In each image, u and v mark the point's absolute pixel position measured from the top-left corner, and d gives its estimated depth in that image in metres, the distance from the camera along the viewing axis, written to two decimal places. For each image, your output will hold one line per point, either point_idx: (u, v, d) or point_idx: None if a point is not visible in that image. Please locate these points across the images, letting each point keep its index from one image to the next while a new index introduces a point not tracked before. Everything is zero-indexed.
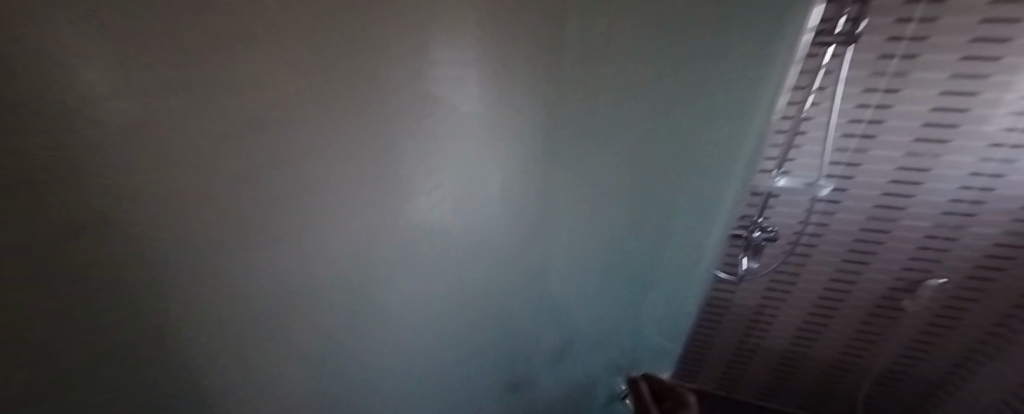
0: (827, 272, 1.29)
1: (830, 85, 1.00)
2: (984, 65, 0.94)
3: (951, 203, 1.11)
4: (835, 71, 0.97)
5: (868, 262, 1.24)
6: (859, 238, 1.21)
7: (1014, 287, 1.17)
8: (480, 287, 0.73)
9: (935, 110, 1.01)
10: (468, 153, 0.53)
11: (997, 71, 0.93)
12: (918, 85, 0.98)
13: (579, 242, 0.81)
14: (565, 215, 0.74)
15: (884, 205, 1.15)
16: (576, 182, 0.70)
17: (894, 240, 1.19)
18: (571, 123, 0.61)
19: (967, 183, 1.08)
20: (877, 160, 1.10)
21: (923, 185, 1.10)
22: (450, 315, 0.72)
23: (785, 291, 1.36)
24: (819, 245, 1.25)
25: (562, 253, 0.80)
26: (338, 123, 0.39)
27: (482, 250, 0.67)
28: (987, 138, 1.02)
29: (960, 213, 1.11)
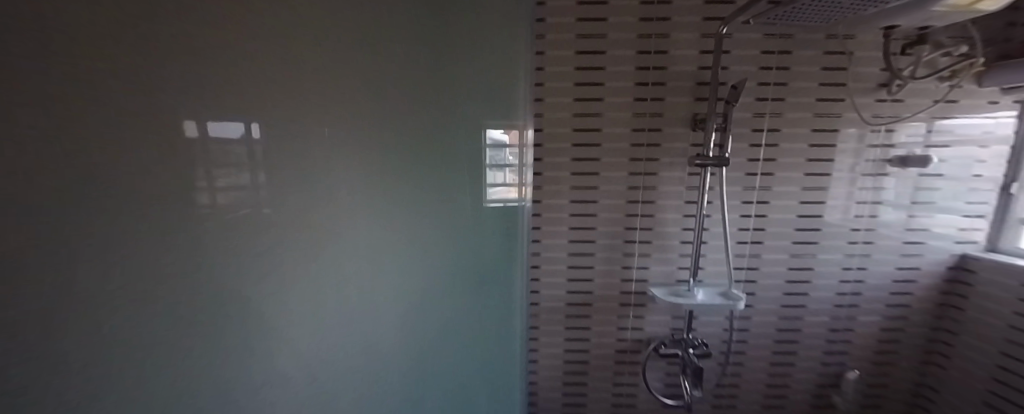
0: (762, 376, 1.23)
1: (716, 198, 1.11)
2: (819, 179, 1.11)
3: (839, 294, 1.19)
4: (715, 185, 1.10)
5: (794, 360, 1.22)
6: (778, 339, 1.20)
7: (903, 365, 1.27)
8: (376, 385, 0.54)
9: (800, 216, 1.12)
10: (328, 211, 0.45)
11: (830, 183, 1.11)
12: (783, 196, 1.11)
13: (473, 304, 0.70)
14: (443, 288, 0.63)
15: (789, 303, 1.18)
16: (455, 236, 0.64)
17: (807, 337, 1.21)
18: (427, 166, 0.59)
19: (843, 277, 1.17)
20: (771, 264, 1.15)
21: (812, 282, 1.17)
22: None
23: (729, 403, 1.25)
24: (747, 351, 1.21)
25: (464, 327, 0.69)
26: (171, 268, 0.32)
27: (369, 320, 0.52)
28: (843, 236, 1.15)
29: (847, 304, 1.20)
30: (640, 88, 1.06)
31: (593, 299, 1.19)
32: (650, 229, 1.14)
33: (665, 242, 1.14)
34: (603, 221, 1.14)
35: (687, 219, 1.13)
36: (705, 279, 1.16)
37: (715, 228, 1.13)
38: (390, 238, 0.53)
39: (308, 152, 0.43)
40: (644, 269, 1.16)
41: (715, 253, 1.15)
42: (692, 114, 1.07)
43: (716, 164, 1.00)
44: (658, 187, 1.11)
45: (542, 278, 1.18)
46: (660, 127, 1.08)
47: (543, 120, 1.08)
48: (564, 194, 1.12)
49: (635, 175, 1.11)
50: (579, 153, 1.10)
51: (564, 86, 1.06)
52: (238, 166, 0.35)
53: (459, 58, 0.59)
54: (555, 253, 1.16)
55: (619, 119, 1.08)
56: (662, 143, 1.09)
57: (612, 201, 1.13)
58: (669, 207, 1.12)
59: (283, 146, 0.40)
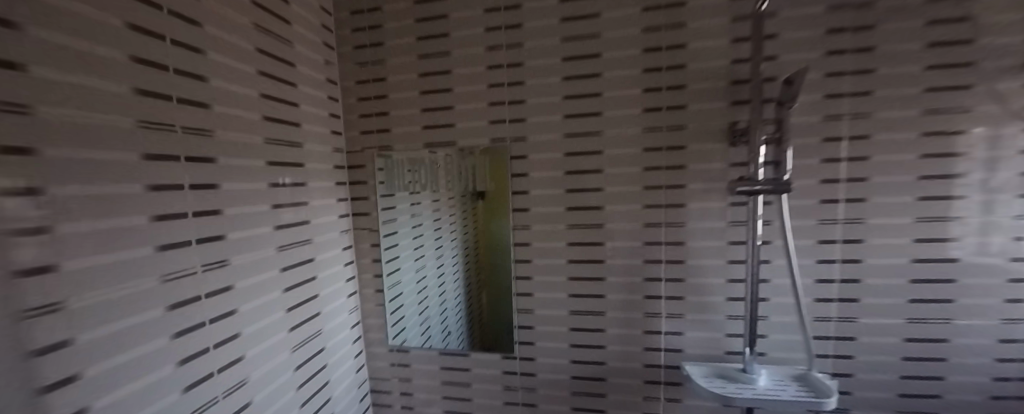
0: None
1: (777, 237, 0.79)
2: (945, 206, 0.74)
3: (993, 378, 0.78)
4: (774, 220, 0.78)
5: None
6: None
7: None
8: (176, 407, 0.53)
9: (918, 261, 0.76)
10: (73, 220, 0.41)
11: (965, 210, 0.73)
12: (881, 232, 0.77)
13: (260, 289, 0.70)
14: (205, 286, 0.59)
15: (913, 390, 0.81)
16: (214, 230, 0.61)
17: None
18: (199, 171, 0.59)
19: (1002, 354, 0.76)
20: (873, 332, 0.80)
21: (948, 360, 0.78)
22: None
23: None
24: None
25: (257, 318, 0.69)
26: None
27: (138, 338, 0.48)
28: (997, 292, 0.75)
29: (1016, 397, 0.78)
30: (651, 95, 0.81)
31: (607, 372, 0.91)
32: (680, 281, 0.85)
33: (703, 299, 0.84)
34: (614, 270, 0.88)
35: (733, 267, 0.82)
36: (770, 351, 0.83)
37: (778, 279, 0.80)
38: (131, 251, 0.48)
39: (48, 167, 0.39)
40: (675, 334, 0.87)
41: (782, 316, 0.81)
42: (729, 123, 0.78)
43: (775, 191, 0.69)
44: (687, 223, 0.82)
45: (537, 342, 0.94)
46: (683, 144, 0.81)
47: (526, 144, 0.87)
48: (560, 235, 0.89)
49: (654, 208, 0.84)
50: (576, 183, 0.86)
51: (550, 101, 0.85)
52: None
53: (149, 45, 0.51)
54: (553, 311, 0.92)
55: (626, 138, 0.83)
56: (689, 165, 0.81)
57: (624, 245, 0.86)
58: (705, 250, 0.83)
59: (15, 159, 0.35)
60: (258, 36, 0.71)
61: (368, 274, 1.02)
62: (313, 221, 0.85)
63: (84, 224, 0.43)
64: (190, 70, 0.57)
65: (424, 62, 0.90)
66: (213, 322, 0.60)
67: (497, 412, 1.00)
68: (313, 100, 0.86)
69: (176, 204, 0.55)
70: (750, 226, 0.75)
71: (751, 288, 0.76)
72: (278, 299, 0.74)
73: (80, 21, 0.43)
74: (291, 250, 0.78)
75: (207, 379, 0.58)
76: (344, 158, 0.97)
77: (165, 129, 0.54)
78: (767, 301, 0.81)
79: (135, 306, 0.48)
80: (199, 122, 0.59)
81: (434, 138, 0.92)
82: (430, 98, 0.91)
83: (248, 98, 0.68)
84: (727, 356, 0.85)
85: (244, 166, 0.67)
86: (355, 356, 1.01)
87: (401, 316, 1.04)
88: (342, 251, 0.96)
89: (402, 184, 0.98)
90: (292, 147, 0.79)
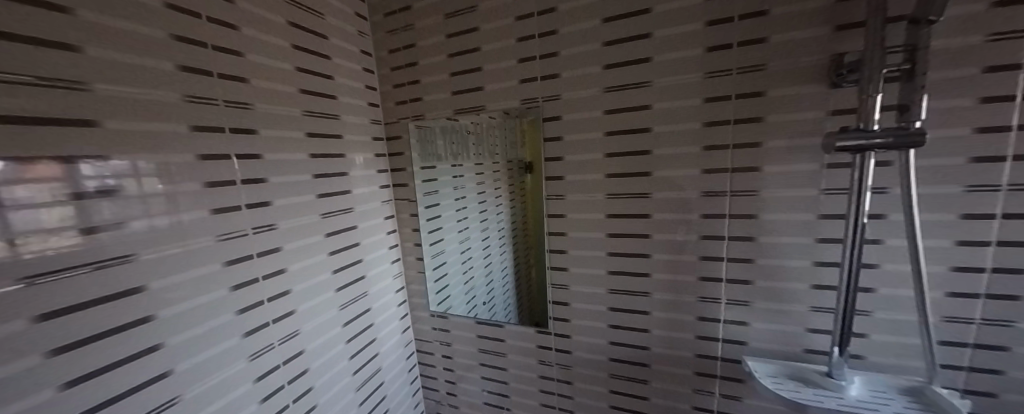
0: None
1: (896, 210, 0.58)
2: None
3: None
4: (892, 187, 0.57)
5: None
6: None
7: None
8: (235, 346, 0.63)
9: None
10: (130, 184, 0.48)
11: None
12: None
13: (308, 252, 0.78)
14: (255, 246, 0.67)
15: None
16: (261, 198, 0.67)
17: None
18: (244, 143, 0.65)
19: None
20: None
21: None
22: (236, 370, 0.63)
23: None
24: None
25: (307, 277, 0.77)
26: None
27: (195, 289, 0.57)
28: None
29: None
30: (717, 30, 0.64)
31: (650, 358, 0.84)
32: (747, 261, 0.70)
33: (777, 285, 0.69)
34: (661, 247, 0.76)
35: (824, 247, 0.64)
36: (870, 354, 0.65)
37: (892, 266, 0.60)
38: (187, 216, 0.56)
39: (97, 139, 0.45)
40: (737, 324, 0.74)
41: (893, 313, 0.62)
42: (830, 57, 0.58)
43: (896, 147, 0.50)
44: (761, 191, 0.66)
45: (573, 319, 0.90)
46: (761, 89, 0.63)
47: (560, 104, 0.78)
48: (599, 206, 0.80)
49: (716, 173, 0.69)
50: (617, 146, 0.75)
51: (587, 51, 0.73)
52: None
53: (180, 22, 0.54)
54: (591, 288, 0.86)
55: (681, 88, 0.68)
56: (768, 117, 0.64)
57: (675, 218, 0.74)
58: (784, 226, 0.66)
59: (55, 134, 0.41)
60: (289, 9, 0.73)
61: (409, 243, 1.06)
62: (354, 191, 0.90)
63: (140, 189, 0.50)
64: (228, 46, 0.62)
65: (450, 21, 0.84)
66: (266, 279, 0.69)
67: (532, 384, 1.00)
68: (348, 72, 0.87)
69: (226, 172, 0.62)
70: (851, 196, 0.56)
71: (848, 278, 0.58)
72: (325, 261, 0.82)
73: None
74: (335, 217, 0.84)
75: (263, 327, 0.68)
76: (382, 130, 0.99)
77: (210, 103, 0.59)
78: (872, 293, 0.63)
79: (192, 262, 0.57)
80: (240, 96, 0.64)
81: (463, 104, 0.88)
82: (458, 61, 0.86)
83: (284, 72, 0.72)
84: (806, 355, 0.70)
85: (285, 137, 0.72)
86: (401, 318, 1.08)
87: (446, 283, 1.08)
88: (383, 220, 1.01)
89: (438, 154, 0.99)
90: (330, 119, 0.83)
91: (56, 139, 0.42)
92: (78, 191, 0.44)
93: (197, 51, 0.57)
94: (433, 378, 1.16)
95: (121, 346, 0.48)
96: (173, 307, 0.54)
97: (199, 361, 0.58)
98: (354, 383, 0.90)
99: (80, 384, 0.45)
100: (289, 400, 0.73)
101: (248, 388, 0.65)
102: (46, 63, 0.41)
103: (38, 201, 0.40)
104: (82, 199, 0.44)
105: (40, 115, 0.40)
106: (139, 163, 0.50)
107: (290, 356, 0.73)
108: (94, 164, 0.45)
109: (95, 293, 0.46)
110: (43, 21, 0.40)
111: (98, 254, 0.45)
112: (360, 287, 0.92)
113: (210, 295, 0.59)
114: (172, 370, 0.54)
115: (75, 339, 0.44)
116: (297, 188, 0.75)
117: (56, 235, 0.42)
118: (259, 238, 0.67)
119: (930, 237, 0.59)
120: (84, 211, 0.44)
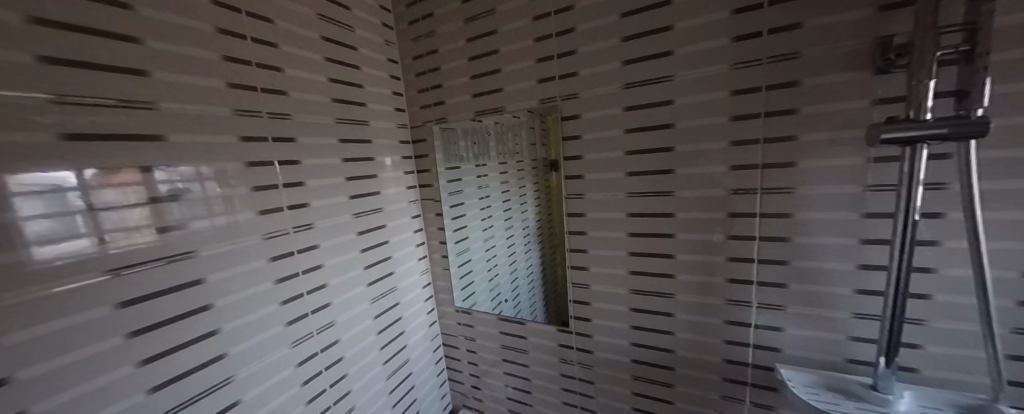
0: None
1: (957, 209, 0.52)
2: None
3: None
4: (951, 183, 0.51)
5: None
6: None
7: None
8: (280, 333, 0.70)
9: None
10: (190, 191, 0.56)
11: None
12: None
13: (342, 249, 0.84)
14: (296, 243, 0.73)
15: None
16: (300, 200, 0.74)
17: None
18: (285, 151, 0.71)
19: None
20: None
21: None
22: (279, 357, 0.70)
23: None
24: None
25: (341, 273, 0.84)
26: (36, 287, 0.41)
27: (243, 282, 0.64)
28: None
29: None
30: (745, 17, 0.60)
31: (675, 362, 0.82)
32: (781, 263, 0.66)
33: (816, 289, 0.64)
34: (685, 247, 0.74)
35: (869, 249, 0.59)
36: (926, 368, 0.59)
37: (951, 270, 0.54)
38: (236, 217, 0.63)
39: (160, 152, 0.53)
40: (770, 330, 0.70)
41: (953, 323, 0.56)
42: (876, 40, 0.53)
43: (953, 137, 0.45)
44: (795, 189, 0.62)
45: (594, 319, 0.90)
46: (796, 79, 0.59)
47: (579, 102, 0.77)
48: (620, 205, 0.78)
49: (745, 170, 0.65)
50: (638, 143, 0.73)
51: (606, 47, 0.72)
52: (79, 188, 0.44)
53: (228, 45, 0.62)
54: (612, 288, 0.85)
55: (705, 81, 0.65)
56: (803, 108, 0.59)
57: (701, 217, 0.71)
58: (823, 226, 0.61)
59: (123, 152, 0.49)
60: (322, 24, 0.79)
61: (435, 241, 1.10)
62: (384, 192, 0.95)
63: (201, 194, 0.57)
64: (269, 62, 0.68)
65: (470, 26, 0.87)
66: (305, 273, 0.75)
67: (554, 381, 1.01)
68: (375, 80, 0.92)
69: (270, 177, 0.68)
70: (900, 192, 0.51)
71: (897, 282, 0.53)
72: (357, 257, 0.88)
73: (168, 32, 0.54)
74: (366, 217, 0.90)
75: (303, 317, 0.75)
76: (409, 134, 1.03)
77: (255, 115, 0.66)
78: (927, 299, 0.57)
79: (243, 258, 0.64)
80: (280, 108, 0.70)
81: (484, 106, 0.90)
82: (478, 64, 0.88)
83: (318, 83, 0.78)
84: (848, 365, 0.64)
85: (319, 143, 0.78)
86: (428, 313, 1.13)
87: (471, 280, 1.12)
88: (410, 219, 1.05)
89: (461, 156, 1.02)
90: (360, 125, 0.88)
91: (137, 151, 0.50)
92: (154, 195, 0.52)
93: (243, 69, 0.64)
94: (459, 371, 1.20)
95: (186, 330, 0.56)
96: (228, 297, 0.62)
97: (249, 345, 0.65)
98: (384, 373, 0.96)
99: (154, 362, 0.53)
100: (326, 385, 0.80)
101: (291, 372, 0.72)
102: (119, 88, 0.49)
103: (123, 203, 0.48)
104: (158, 201, 0.52)
105: (121, 132, 0.48)
106: (201, 169, 0.58)
107: (327, 344, 0.80)
108: (167, 171, 0.53)
109: (164, 283, 0.53)
110: (115, 52, 0.48)
111: (167, 250, 0.53)
112: (389, 283, 0.98)
113: (256, 288, 0.66)
114: (227, 353, 0.62)
115: (150, 323, 0.52)
116: (332, 191, 0.81)
117: (138, 232, 0.50)
118: (300, 236, 0.74)
119: (1002, 239, 0.52)
120: (159, 212, 0.52)
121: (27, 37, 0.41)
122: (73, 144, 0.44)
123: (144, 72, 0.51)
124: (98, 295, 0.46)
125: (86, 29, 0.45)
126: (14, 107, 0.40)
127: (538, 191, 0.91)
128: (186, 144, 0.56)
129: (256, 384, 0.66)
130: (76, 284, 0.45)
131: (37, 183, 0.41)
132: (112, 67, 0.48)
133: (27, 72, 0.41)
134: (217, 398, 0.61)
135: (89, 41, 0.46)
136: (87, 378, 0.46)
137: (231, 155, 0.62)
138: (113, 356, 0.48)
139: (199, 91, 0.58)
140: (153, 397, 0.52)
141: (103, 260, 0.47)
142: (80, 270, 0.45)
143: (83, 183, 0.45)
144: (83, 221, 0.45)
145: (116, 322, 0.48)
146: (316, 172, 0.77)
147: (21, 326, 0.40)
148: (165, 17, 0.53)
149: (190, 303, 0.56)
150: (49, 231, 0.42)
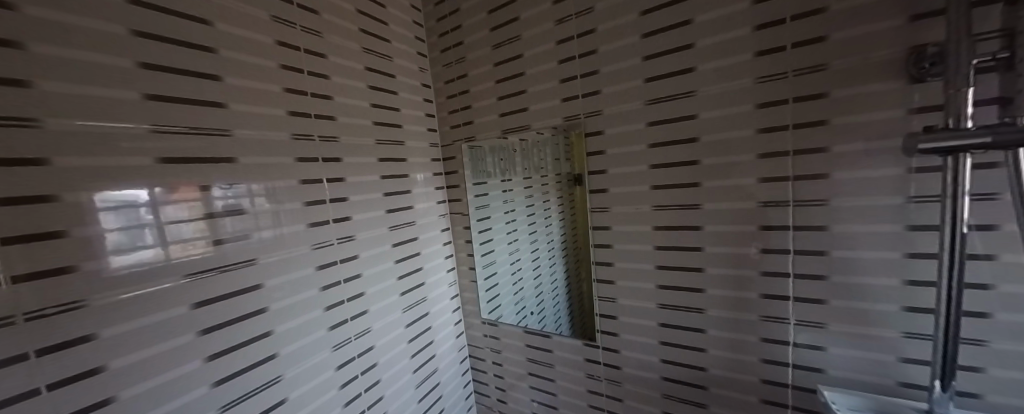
0: None
1: (1012, 220, 0.49)
2: None
3: None
4: (1004, 193, 0.49)
5: None
6: None
7: None
8: (323, 337, 0.76)
9: None
10: (250, 207, 0.64)
11: None
12: None
13: (378, 259, 0.89)
14: (337, 253, 0.79)
15: None
16: (342, 214, 0.81)
17: None
18: (332, 170, 0.79)
19: None
20: None
21: None
22: (321, 360, 0.75)
23: None
24: None
25: (376, 282, 0.89)
26: (126, 288, 0.48)
27: (292, 288, 0.70)
28: None
29: None
30: (767, 33, 0.61)
31: (708, 381, 0.79)
32: (819, 278, 0.63)
33: (859, 306, 0.61)
34: (716, 260, 0.72)
35: (916, 264, 0.56)
36: (990, 393, 0.55)
37: (1011, 287, 0.51)
38: (289, 229, 0.70)
39: (225, 172, 0.60)
40: (811, 349, 0.66)
41: (1017, 345, 0.52)
42: (908, 50, 0.52)
43: (999, 146, 0.44)
44: (830, 201, 0.60)
45: (621, 333, 0.89)
46: (823, 91, 0.58)
47: (602, 119, 0.80)
48: (645, 218, 0.79)
49: (776, 181, 0.64)
50: (662, 157, 0.74)
51: (627, 66, 0.75)
52: (159, 204, 0.52)
53: (288, 79, 0.71)
54: (639, 302, 0.84)
55: (728, 96, 0.66)
56: (833, 119, 0.58)
57: (729, 230, 0.70)
58: (863, 239, 0.59)
59: (196, 173, 0.56)
60: (365, 56, 0.87)
61: (463, 253, 1.14)
62: (416, 206, 1.01)
63: (259, 209, 0.65)
64: (322, 92, 0.77)
65: (498, 51, 0.93)
66: (346, 282, 0.81)
67: (580, 398, 0.99)
68: (410, 103, 1.00)
69: (318, 193, 0.76)
70: (944, 204, 0.49)
71: (947, 299, 0.51)
72: (391, 268, 0.93)
73: (241, 70, 0.63)
74: (400, 229, 0.96)
75: (342, 323, 0.80)
76: (440, 152, 1.10)
77: (308, 139, 0.74)
78: (986, 319, 0.53)
79: (293, 266, 0.71)
80: (329, 131, 0.78)
81: (511, 124, 0.95)
82: (505, 86, 0.93)
83: (361, 108, 0.86)
84: (901, 389, 0.60)
85: (361, 162, 0.85)
86: (455, 324, 1.16)
87: (497, 293, 1.14)
88: (440, 232, 1.10)
89: (488, 172, 1.07)
90: (397, 145, 0.95)
91: (199, 171, 0.57)
92: (211, 210, 0.58)
93: (299, 99, 0.73)
94: (484, 384, 1.21)
95: (242, 332, 0.62)
96: (280, 301, 0.68)
97: (296, 347, 0.71)
98: (414, 381, 0.99)
99: (216, 359, 0.59)
100: (361, 389, 0.84)
101: (331, 375, 0.77)
102: (198, 117, 0.57)
103: (183, 218, 0.55)
104: (214, 215, 0.59)
105: (193, 155, 0.56)
106: (252, 186, 0.64)
107: (363, 350, 0.84)
108: (223, 188, 0.60)
109: (225, 288, 0.60)
110: (201, 88, 0.57)
111: (229, 258, 0.60)
112: (420, 293, 1.02)
113: (303, 294, 0.72)
114: (276, 354, 0.68)
115: (216, 323, 0.58)
116: (371, 205, 0.88)
117: (194, 244, 0.56)
118: (342, 247, 0.81)
119: None
120: (214, 225, 0.58)
121: (133, 78, 0.50)
122: (152, 166, 0.51)
123: (222, 104, 0.60)
124: (175, 297, 0.53)
125: (177, 69, 0.54)
126: (107, 135, 0.47)
127: (563, 206, 0.93)
128: (249, 166, 0.64)
129: (301, 383, 0.71)
130: (158, 286, 0.52)
131: (117, 200, 0.48)
132: (194, 100, 0.56)
133: (125, 106, 0.49)
134: (268, 395, 0.66)
135: (179, 81, 0.54)
136: (164, 370, 0.52)
137: (286, 174, 0.70)
138: (186, 351, 0.55)
139: (262, 119, 0.66)
140: (215, 390, 0.58)
141: (180, 266, 0.54)
142: (163, 273, 0.52)
143: (152, 199, 0.51)
144: (150, 233, 0.50)
145: (188, 321, 0.55)
146: (358, 188, 0.85)
147: (114, 322, 0.48)
148: (240, 57, 0.63)
149: (248, 306, 0.63)
150: (123, 242, 0.48)
